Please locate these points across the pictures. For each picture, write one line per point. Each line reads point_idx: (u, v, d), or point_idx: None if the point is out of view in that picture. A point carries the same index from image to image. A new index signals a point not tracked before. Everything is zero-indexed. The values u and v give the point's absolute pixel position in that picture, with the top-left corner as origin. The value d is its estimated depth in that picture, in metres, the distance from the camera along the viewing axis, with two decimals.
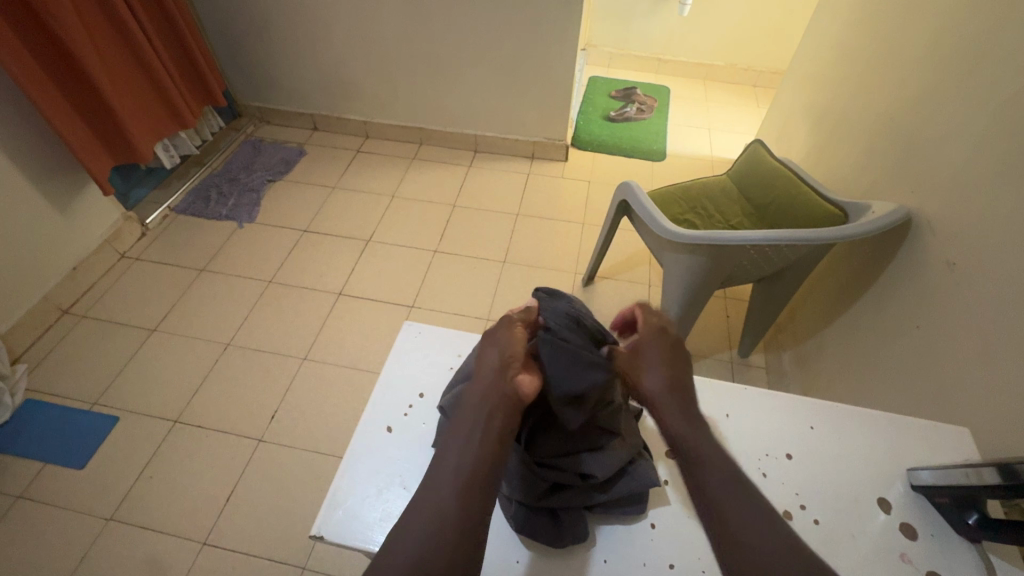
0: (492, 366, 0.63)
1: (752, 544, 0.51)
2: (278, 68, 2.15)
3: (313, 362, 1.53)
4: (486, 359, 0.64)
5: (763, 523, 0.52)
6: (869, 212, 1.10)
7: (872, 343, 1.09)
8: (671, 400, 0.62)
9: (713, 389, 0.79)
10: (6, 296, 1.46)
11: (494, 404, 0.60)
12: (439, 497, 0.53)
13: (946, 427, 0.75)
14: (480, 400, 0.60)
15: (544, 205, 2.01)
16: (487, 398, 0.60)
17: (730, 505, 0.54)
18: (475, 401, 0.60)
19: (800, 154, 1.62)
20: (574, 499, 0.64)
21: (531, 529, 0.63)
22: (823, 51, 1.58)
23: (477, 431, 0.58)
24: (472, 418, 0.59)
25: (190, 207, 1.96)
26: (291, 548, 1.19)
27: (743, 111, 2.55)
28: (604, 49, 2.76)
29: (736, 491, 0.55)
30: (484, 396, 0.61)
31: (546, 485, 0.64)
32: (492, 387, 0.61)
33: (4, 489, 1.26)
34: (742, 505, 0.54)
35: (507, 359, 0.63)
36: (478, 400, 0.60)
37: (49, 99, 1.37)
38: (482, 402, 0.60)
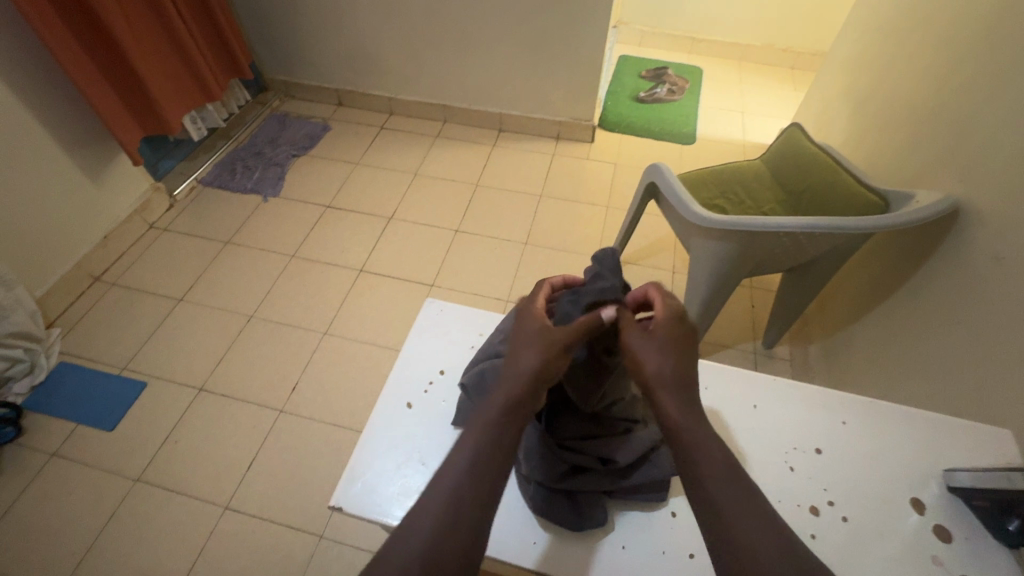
0: (528, 373, 0.57)
1: (751, 546, 0.48)
2: (304, 42, 2.14)
3: (334, 337, 1.54)
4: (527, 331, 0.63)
5: (767, 527, 0.49)
6: (913, 201, 1.04)
7: (907, 338, 1.05)
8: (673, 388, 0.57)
9: (739, 379, 0.77)
10: (41, 262, 1.50)
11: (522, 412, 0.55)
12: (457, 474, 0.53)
13: (988, 427, 0.71)
14: (505, 408, 0.55)
15: (568, 187, 1.97)
16: (516, 410, 0.55)
17: (730, 505, 0.51)
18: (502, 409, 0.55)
19: (839, 140, 1.55)
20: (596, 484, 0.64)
21: (551, 511, 0.63)
22: (870, 30, 1.50)
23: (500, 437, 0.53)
24: (495, 424, 0.54)
25: (216, 180, 1.98)
26: (310, 516, 1.22)
27: (778, 94, 2.45)
28: (635, 27, 2.67)
29: (737, 489, 0.51)
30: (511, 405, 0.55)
31: (566, 467, 0.64)
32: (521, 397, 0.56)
33: (39, 446, 1.31)
34: (742, 506, 0.50)
35: (545, 369, 0.58)
36: (504, 409, 0.55)
37: (81, 68, 1.38)
38: (508, 411, 0.55)
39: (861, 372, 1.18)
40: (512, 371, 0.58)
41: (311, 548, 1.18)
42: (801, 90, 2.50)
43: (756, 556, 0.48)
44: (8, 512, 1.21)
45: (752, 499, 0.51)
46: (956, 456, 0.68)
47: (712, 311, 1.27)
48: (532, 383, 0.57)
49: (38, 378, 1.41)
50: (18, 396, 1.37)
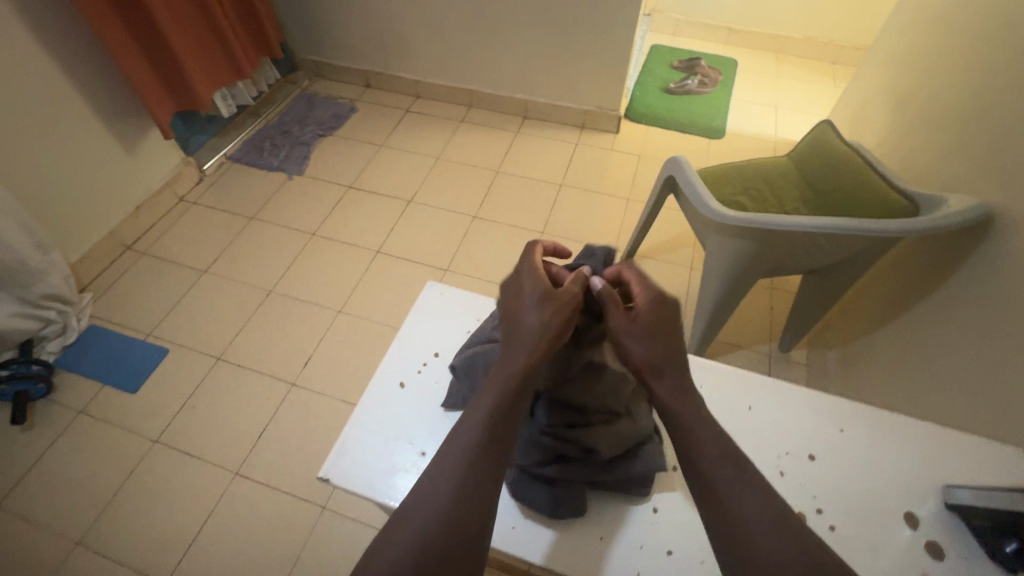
0: (534, 334, 0.58)
1: (747, 529, 0.48)
2: (335, 23, 2.16)
3: (348, 315, 1.57)
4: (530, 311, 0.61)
5: (765, 515, 0.49)
6: (944, 206, 0.99)
7: (929, 348, 1.00)
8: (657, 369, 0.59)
9: (733, 378, 0.75)
10: (77, 228, 1.57)
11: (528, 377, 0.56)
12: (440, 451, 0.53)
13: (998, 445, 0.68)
14: (514, 374, 0.56)
15: (590, 178, 1.95)
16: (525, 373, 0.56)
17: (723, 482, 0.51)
18: (511, 374, 0.56)
19: (874, 139, 1.48)
20: (577, 473, 0.63)
21: (531, 497, 0.64)
22: (916, 24, 1.42)
23: (508, 409, 0.54)
24: (503, 390, 0.55)
25: (244, 156, 2.03)
26: (315, 487, 1.26)
27: (816, 90, 2.36)
28: (670, 15, 2.59)
29: (728, 468, 0.52)
30: (519, 369, 0.56)
31: (548, 455, 0.64)
32: (530, 357, 0.57)
33: (68, 403, 1.38)
34: (734, 483, 0.51)
35: (548, 328, 0.59)
36: (514, 373, 0.56)
37: (118, 42, 1.43)
38: (515, 378, 0.56)
39: (878, 382, 1.14)
40: (518, 334, 0.59)
41: (314, 517, 1.22)
42: (841, 85, 2.39)
43: (751, 531, 0.48)
44: (37, 463, 1.29)
45: (746, 479, 0.51)
46: (958, 472, 0.66)
47: (726, 310, 1.25)
48: (540, 343, 0.58)
49: (70, 338, 1.49)
50: (51, 354, 1.45)
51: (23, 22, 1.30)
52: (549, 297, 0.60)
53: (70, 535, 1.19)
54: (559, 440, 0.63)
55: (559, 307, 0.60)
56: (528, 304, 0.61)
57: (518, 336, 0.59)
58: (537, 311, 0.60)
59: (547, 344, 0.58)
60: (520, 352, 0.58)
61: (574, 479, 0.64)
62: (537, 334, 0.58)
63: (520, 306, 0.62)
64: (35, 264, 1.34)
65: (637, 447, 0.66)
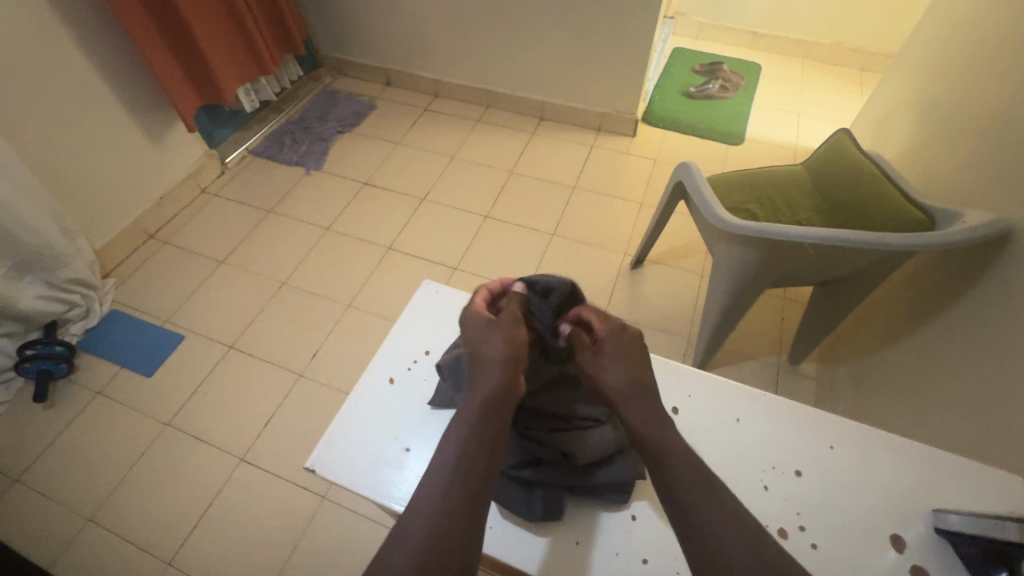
0: (498, 360, 0.63)
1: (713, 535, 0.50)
2: (357, 21, 2.19)
3: (357, 310, 1.60)
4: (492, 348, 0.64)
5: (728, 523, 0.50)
6: (960, 219, 0.96)
7: (939, 368, 0.98)
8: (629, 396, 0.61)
9: (719, 388, 0.75)
10: (103, 216, 1.64)
11: (499, 397, 0.60)
12: None
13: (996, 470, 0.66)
14: (487, 397, 0.59)
15: (603, 181, 1.94)
16: (496, 395, 0.60)
17: (694, 496, 0.52)
18: (485, 398, 0.59)
19: (897, 150, 1.44)
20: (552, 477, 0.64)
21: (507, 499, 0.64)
22: (945, 32, 1.38)
23: (485, 430, 0.57)
24: (476, 412, 0.58)
25: (265, 151, 2.08)
26: (317, 477, 1.28)
27: (842, 97, 2.30)
28: (694, 18, 2.56)
29: (695, 478, 0.54)
30: (491, 393, 0.60)
31: (526, 457, 0.65)
32: (500, 381, 0.61)
33: (88, 384, 1.44)
34: (708, 499, 0.52)
35: (512, 352, 0.64)
36: (487, 398, 0.59)
37: (146, 38, 1.48)
38: (489, 401, 0.59)
39: (887, 400, 1.11)
40: (484, 363, 0.63)
41: (314, 507, 1.24)
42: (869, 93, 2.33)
43: (722, 546, 0.49)
44: (56, 439, 1.34)
45: (717, 496, 0.52)
46: (949, 497, 0.64)
47: (733, 320, 1.23)
48: (507, 368, 0.62)
49: (92, 322, 1.55)
50: (75, 336, 1.51)
51: (57, 17, 1.36)
52: (507, 328, 0.66)
53: (83, 510, 1.24)
54: (538, 442, 0.65)
55: (516, 337, 0.65)
56: (487, 336, 0.66)
57: (485, 364, 0.63)
58: (497, 342, 0.64)
59: (513, 368, 0.63)
60: (488, 377, 0.62)
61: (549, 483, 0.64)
62: (499, 361, 0.63)
63: (484, 343, 0.65)
64: (61, 250, 1.40)
65: (616, 454, 0.66)
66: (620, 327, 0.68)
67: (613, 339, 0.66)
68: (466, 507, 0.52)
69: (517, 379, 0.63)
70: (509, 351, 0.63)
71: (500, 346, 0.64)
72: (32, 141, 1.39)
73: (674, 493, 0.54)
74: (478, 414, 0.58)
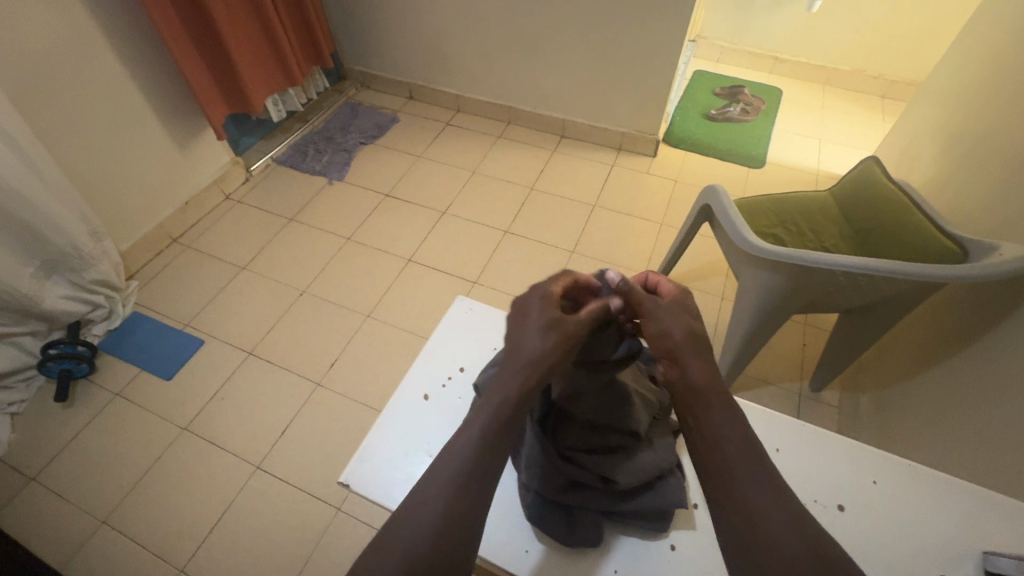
0: (538, 357, 0.57)
1: (768, 526, 0.48)
2: (384, 37, 2.23)
3: (375, 320, 1.60)
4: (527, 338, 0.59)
5: (783, 516, 0.49)
6: (996, 252, 0.94)
7: (970, 398, 0.96)
8: (688, 348, 0.59)
9: (766, 424, 0.77)
10: (129, 218, 1.66)
11: (528, 396, 0.56)
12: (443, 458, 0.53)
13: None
14: (515, 394, 0.55)
15: (623, 200, 1.94)
16: (526, 395, 0.56)
17: (750, 489, 0.51)
18: (510, 395, 0.55)
19: (923, 179, 1.43)
20: (596, 498, 0.67)
21: (546, 517, 0.67)
22: (972, 64, 1.38)
23: (505, 424, 0.54)
24: (499, 409, 0.54)
25: (289, 159, 2.11)
26: (330, 489, 1.27)
27: (863, 124, 2.30)
28: (715, 42, 2.59)
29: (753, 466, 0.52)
30: (523, 392, 0.56)
31: (566, 480, 0.66)
32: (531, 380, 0.56)
33: (107, 385, 1.45)
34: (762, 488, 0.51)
35: (553, 353, 0.58)
36: (517, 395, 0.55)
37: (181, 48, 1.52)
38: (517, 399, 0.55)
39: (914, 430, 1.09)
40: (519, 357, 0.58)
41: (327, 519, 1.23)
42: (890, 121, 2.33)
43: (772, 544, 0.48)
44: (73, 440, 1.35)
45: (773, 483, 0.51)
46: (990, 535, 0.67)
47: (756, 344, 1.22)
48: (541, 371, 0.57)
49: (114, 323, 1.56)
50: (96, 337, 1.52)
51: (95, 23, 1.39)
52: (555, 325, 0.59)
53: (97, 512, 1.24)
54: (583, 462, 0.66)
55: (567, 336, 0.59)
56: (531, 328, 0.60)
57: (519, 358, 0.58)
58: (542, 336, 0.59)
59: (548, 370, 0.57)
60: (522, 373, 0.57)
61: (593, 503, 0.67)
62: (541, 359, 0.57)
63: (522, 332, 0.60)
64: (88, 251, 1.42)
65: (657, 481, 0.68)
66: (680, 292, 0.65)
67: (675, 301, 0.64)
68: (472, 505, 0.51)
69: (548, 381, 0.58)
70: (555, 350, 0.58)
71: (546, 342, 0.58)
72: (65, 143, 1.42)
73: (727, 484, 0.52)
74: (502, 407, 0.54)
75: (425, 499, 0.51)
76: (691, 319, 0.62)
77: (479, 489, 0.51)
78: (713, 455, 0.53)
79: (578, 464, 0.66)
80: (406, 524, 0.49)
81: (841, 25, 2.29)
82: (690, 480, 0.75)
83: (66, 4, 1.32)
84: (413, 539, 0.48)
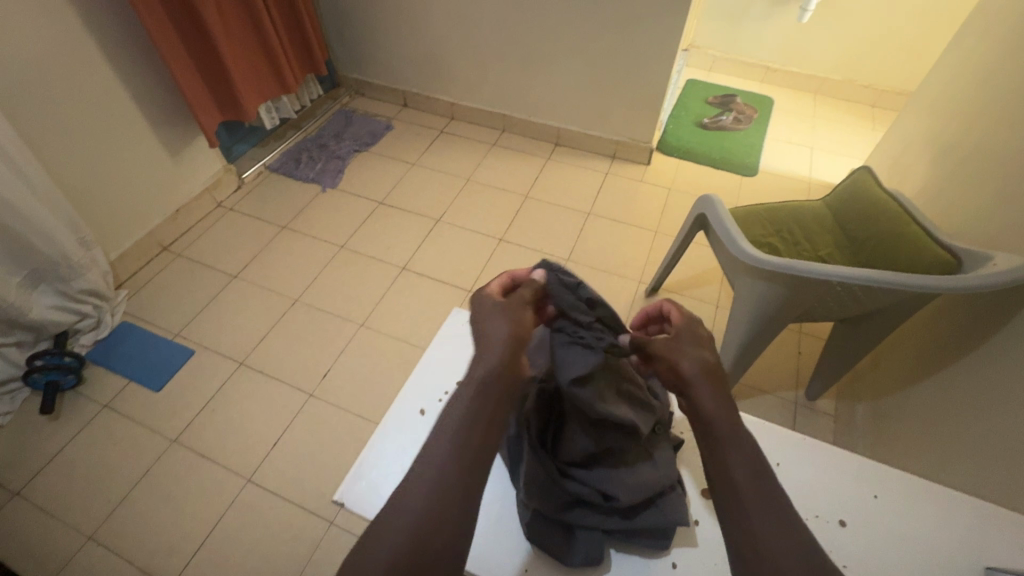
0: (501, 341, 0.59)
1: (761, 531, 0.50)
2: (379, 44, 2.23)
3: (369, 329, 1.59)
4: (492, 331, 0.60)
5: (777, 522, 0.50)
6: (989, 263, 0.95)
7: (965, 406, 0.96)
8: (704, 383, 0.58)
9: (775, 442, 0.80)
10: (119, 226, 1.64)
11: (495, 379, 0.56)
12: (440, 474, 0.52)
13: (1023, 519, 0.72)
14: (484, 378, 0.56)
15: (618, 208, 1.95)
16: (493, 380, 0.56)
17: (753, 502, 0.51)
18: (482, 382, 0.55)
19: (914, 188, 1.44)
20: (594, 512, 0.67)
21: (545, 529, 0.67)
22: (962, 75, 1.40)
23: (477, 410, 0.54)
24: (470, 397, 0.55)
25: (282, 166, 2.09)
26: (324, 502, 1.25)
27: (853, 133, 2.33)
28: (708, 52, 2.62)
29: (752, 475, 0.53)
30: (490, 376, 0.56)
31: (566, 497, 0.67)
32: (499, 364, 0.57)
33: (94, 397, 1.42)
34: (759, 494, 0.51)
35: (516, 336, 0.59)
36: (483, 378, 0.56)
37: (174, 56, 1.50)
38: (487, 384, 0.56)
39: (910, 438, 1.09)
40: (485, 345, 0.59)
41: (320, 533, 1.21)
42: (879, 130, 2.36)
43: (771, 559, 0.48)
44: (59, 453, 1.32)
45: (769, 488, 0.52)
46: (987, 551, 0.69)
47: (753, 352, 1.21)
48: (506, 356, 0.58)
49: (102, 333, 1.53)
50: (84, 347, 1.50)
51: (88, 30, 1.38)
52: (514, 312, 0.62)
53: (84, 528, 1.21)
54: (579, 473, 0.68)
55: (523, 322, 0.61)
56: (494, 316, 0.62)
57: (483, 344, 0.59)
58: (502, 322, 0.60)
59: (513, 354, 0.58)
60: (488, 357, 0.57)
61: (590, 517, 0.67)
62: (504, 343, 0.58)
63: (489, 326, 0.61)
64: (76, 260, 1.40)
65: (658, 498, 0.69)
66: (691, 322, 0.65)
67: (686, 331, 0.64)
68: (467, 516, 0.50)
69: (516, 365, 0.58)
70: (515, 334, 0.59)
71: (504, 327, 0.60)
72: (55, 151, 1.40)
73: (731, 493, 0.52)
74: (478, 395, 0.55)
75: (418, 506, 0.50)
76: (705, 349, 0.61)
77: (472, 504, 0.51)
78: (718, 467, 0.54)
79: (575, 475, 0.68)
80: (400, 533, 0.48)
81: (832, 36, 2.32)
82: (691, 495, 0.76)
83: (58, 11, 1.30)
84: (411, 548, 0.48)
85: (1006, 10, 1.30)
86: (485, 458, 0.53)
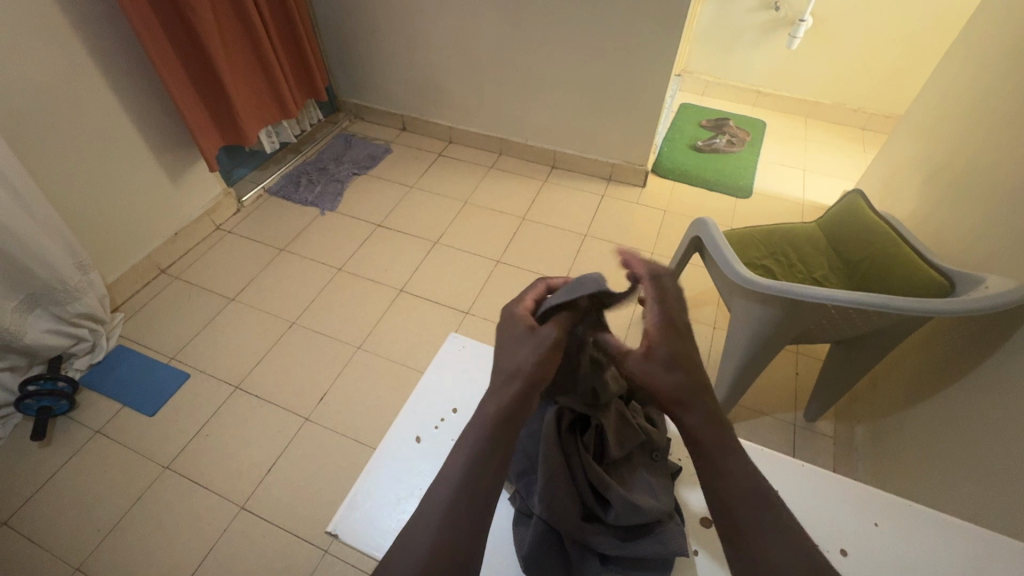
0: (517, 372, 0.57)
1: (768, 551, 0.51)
2: (378, 71, 2.28)
3: (366, 352, 1.58)
4: (517, 358, 0.59)
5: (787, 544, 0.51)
6: (983, 285, 0.95)
7: (965, 428, 0.96)
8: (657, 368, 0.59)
9: (774, 473, 0.79)
10: (117, 251, 1.64)
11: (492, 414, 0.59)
12: (433, 502, 0.52)
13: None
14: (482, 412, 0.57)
15: (614, 230, 1.96)
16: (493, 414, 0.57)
17: (755, 519, 0.53)
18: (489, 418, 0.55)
19: (905, 210, 1.47)
20: (590, 524, 0.67)
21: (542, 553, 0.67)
22: (949, 101, 1.44)
23: None
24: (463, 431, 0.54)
25: (282, 189, 2.12)
26: (317, 529, 1.23)
27: (846, 156, 2.37)
28: (700, 77, 2.68)
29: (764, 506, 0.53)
30: None
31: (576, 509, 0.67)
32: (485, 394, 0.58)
33: (87, 422, 1.41)
34: (766, 516, 0.53)
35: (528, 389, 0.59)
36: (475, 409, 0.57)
37: (175, 82, 1.53)
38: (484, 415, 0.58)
39: (911, 461, 1.08)
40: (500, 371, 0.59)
41: (315, 561, 1.18)
42: (870, 153, 2.41)
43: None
44: (49, 481, 1.29)
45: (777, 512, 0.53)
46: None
47: (751, 375, 1.21)
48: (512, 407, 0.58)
49: (97, 357, 1.52)
50: (78, 371, 1.48)
51: (93, 60, 1.41)
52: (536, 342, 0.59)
53: (71, 558, 1.18)
54: (584, 482, 0.68)
55: (548, 357, 0.59)
56: (522, 343, 0.61)
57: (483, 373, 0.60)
58: (524, 352, 0.59)
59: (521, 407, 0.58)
60: (499, 393, 0.56)
61: (586, 531, 0.66)
62: (512, 377, 0.57)
63: (512, 351, 0.60)
64: (73, 283, 1.40)
65: (658, 527, 0.68)
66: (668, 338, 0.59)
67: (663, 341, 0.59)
68: (462, 546, 0.49)
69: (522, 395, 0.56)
70: (533, 365, 0.58)
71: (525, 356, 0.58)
72: (57, 178, 1.42)
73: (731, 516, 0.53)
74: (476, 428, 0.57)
75: (411, 536, 0.50)
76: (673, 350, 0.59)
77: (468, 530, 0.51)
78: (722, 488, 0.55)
79: (580, 480, 0.68)
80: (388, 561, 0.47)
81: (821, 61, 2.38)
82: (691, 524, 0.75)
83: (61, 37, 1.33)
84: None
85: (987, 41, 1.35)
86: (482, 481, 0.52)
